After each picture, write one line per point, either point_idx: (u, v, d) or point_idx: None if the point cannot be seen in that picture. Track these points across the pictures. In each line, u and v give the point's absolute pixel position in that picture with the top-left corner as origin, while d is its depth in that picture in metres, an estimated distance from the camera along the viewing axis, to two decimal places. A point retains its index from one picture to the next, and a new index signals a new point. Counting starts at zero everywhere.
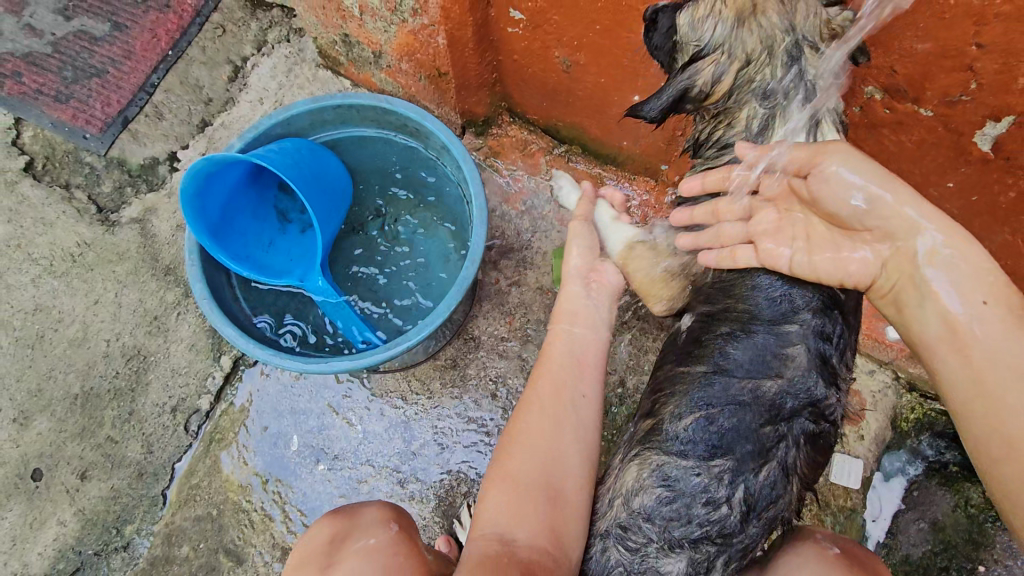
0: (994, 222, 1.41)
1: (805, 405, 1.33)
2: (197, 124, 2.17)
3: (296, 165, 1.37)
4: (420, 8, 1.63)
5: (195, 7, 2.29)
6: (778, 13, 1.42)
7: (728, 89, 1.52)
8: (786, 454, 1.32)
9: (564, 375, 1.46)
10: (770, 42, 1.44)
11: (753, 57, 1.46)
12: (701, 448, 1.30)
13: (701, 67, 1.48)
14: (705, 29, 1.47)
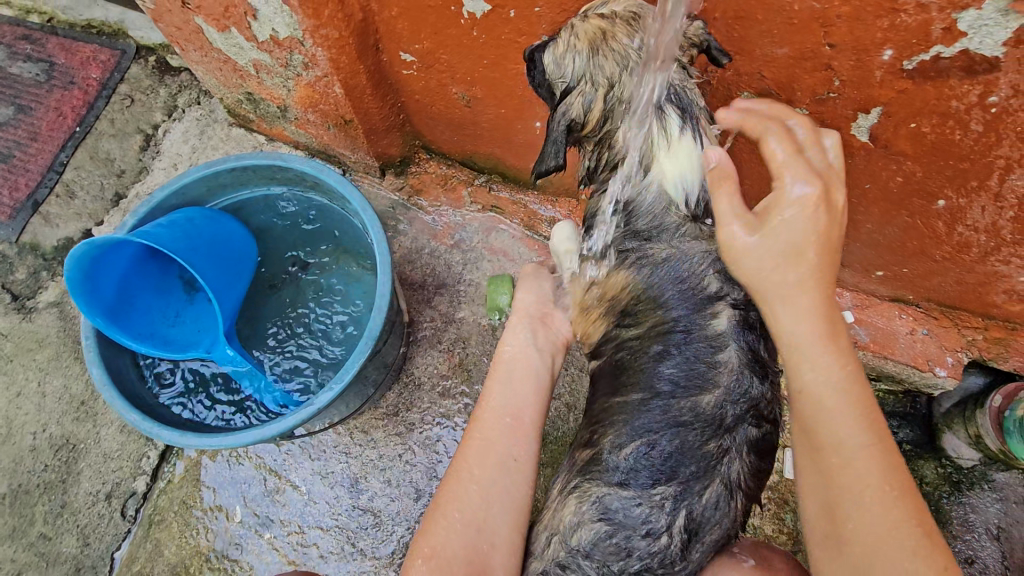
0: (891, 206, 1.45)
1: (748, 409, 1.26)
2: (111, 198, 2.13)
3: (187, 237, 1.37)
4: (311, 62, 1.60)
5: (100, 81, 2.27)
6: (628, 35, 1.27)
7: (602, 115, 1.38)
8: (730, 471, 1.24)
9: (503, 404, 1.29)
10: (625, 61, 1.29)
11: (616, 81, 1.31)
12: (643, 477, 1.24)
13: (571, 102, 1.37)
14: (567, 65, 1.34)
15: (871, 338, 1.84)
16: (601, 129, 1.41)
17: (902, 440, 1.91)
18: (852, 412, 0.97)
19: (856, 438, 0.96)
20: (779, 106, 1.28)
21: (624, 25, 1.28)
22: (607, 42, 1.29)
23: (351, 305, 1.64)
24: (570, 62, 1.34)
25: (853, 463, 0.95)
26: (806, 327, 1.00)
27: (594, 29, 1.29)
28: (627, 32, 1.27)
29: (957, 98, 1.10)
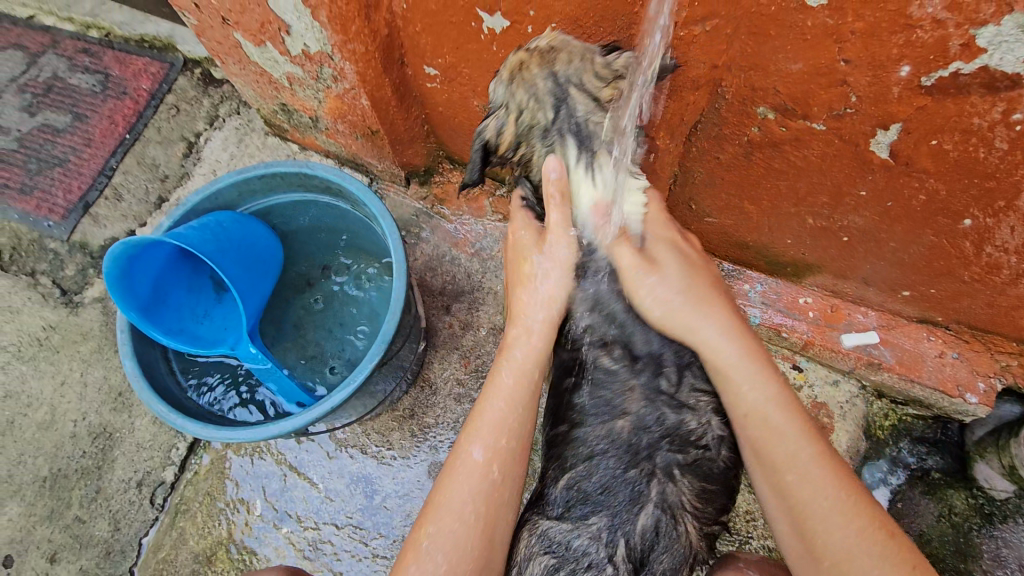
0: (915, 224, 1.41)
1: (665, 434, 1.36)
2: (155, 202, 2.26)
3: (216, 240, 1.44)
4: (339, 75, 1.67)
5: (150, 92, 2.41)
6: (541, 66, 1.31)
7: (514, 139, 1.41)
8: (660, 496, 1.33)
9: (497, 408, 1.29)
10: (535, 91, 1.33)
11: (524, 107, 1.35)
12: (579, 509, 1.35)
13: (488, 124, 1.42)
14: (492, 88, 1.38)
15: (897, 359, 1.80)
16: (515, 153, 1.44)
17: (930, 467, 1.82)
18: (810, 458, 1.17)
19: (813, 466, 1.16)
20: (795, 122, 1.28)
21: (539, 56, 1.31)
22: (516, 73, 1.33)
23: (374, 310, 1.72)
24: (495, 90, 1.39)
25: (807, 486, 1.15)
26: (759, 383, 1.22)
27: (515, 60, 1.33)
28: (540, 64, 1.31)
29: (979, 115, 1.07)
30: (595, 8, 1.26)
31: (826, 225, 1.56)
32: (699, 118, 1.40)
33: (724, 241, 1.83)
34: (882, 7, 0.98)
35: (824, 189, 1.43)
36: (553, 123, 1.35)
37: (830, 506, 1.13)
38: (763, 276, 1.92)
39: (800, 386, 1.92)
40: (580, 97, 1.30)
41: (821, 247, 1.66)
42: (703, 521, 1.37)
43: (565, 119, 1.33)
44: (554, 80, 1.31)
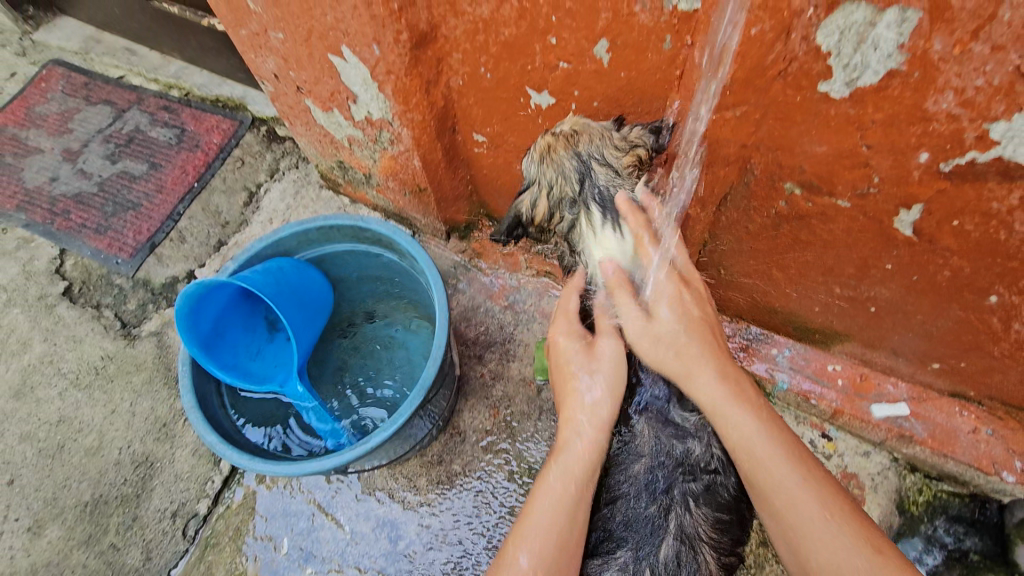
0: (940, 298, 1.46)
1: (677, 468, 1.47)
2: (214, 245, 2.43)
3: (277, 283, 1.57)
4: (396, 139, 1.84)
5: (219, 146, 2.65)
6: (566, 148, 1.55)
7: (548, 210, 1.65)
8: (681, 523, 1.41)
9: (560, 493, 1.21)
10: (563, 169, 1.57)
11: (554, 184, 1.60)
12: (608, 543, 1.44)
13: (522, 199, 1.68)
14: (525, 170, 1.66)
15: (929, 434, 1.79)
16: (549, 221, 1.68)
17: (969, 549, 1.73)
18: (764, 436, 1.16)
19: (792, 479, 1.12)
20: (820, 198, 1.36)
21: (564, 140, 1.56)
22: (546, 154, 1.59)
23: (414, 356, 1.81)
24: (529, 169, 1.65)
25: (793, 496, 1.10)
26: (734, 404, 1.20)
27: (544, 144, 1.59)
28: (565, 146, 1.55)
29: (997, 200, 1.14)
30: (634, 91, 1.40)
31: (852, 295, 1.61)
32: (728, 191, 1.49)
33: (752, 305, 1.89)
34: (899, 101, 1.08)
35: (849, 260, 1.50)
36: (581, 195, 1.58)
37: (817, 514, 1.08)
38: (791, 342, 1.96)
39: (829, 455, 1.90)
40: (603, 171, 1.53)
41: (847, 316, 1.71)
42: (720, 550, 1.44)
43: (592, 188, 1.55)
44: (578, 158, 1.55)
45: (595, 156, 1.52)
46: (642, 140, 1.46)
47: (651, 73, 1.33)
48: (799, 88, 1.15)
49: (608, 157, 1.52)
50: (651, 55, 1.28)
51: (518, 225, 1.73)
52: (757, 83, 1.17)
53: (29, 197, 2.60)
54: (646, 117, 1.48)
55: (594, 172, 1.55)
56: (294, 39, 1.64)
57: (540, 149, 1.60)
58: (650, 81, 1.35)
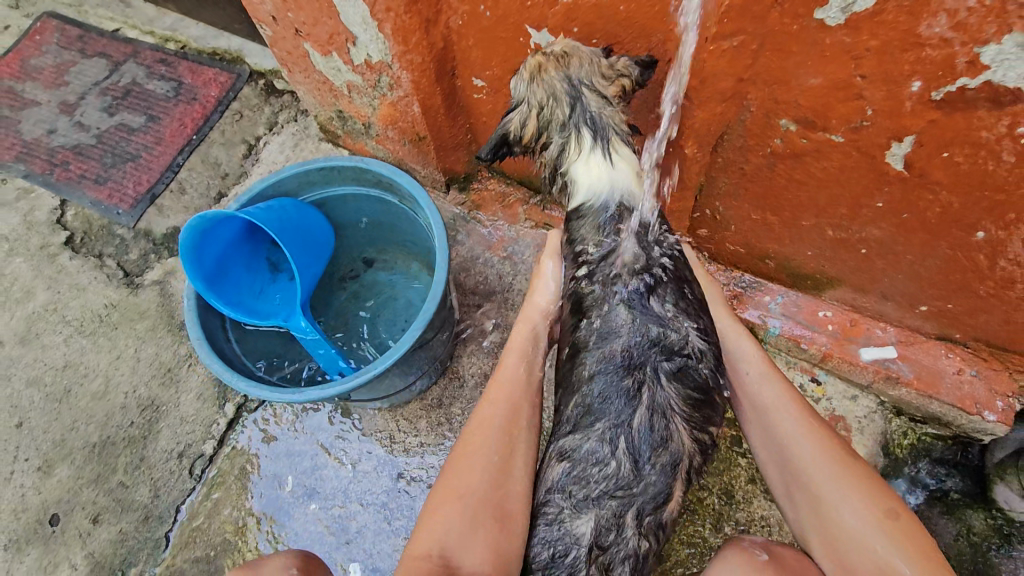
0: (930, 236, 1.49)
1: (652, 343, 1.43)
2: (214, 197, 2.45)
3: (280, 220, 1.59)
4: (396, 83, 1.84)
5: (217, 99, 2.64)
6: (557, 68, 1.57)
7: (536, 129, 1.67)
8: (655, 396, 1.39)
9: (520, 366, 1.48)
10: (553, 89, 1.59)
11: (544, 104, 1.62)
12: (585, 419, 1.42)
13: (511, 117, 1.67)
14: (515, 87, 1.65)
15: (915, 374, 1.83)
16: (535, 141, 1.69)
17: (950, 488, 1.82)
18: None
19: None
20: (814, 134, 1.38)
21: (555, 60, 1.57)
22: (539, 72, 1.59)
23: (414, 300, 1.85)
24: (517, 88, 1.65)
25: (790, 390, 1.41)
26: None
27: (534, 63, 1.59)
28: (555, 65, 1.56)
29: (987, 129, 1.16)
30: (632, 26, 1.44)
31: (844, 237, 1.64)
32: (724, 130, 1.51)
33: (746, 252, 1.92)
34: (894, 27, 1.09)
35: (842, 199, 1.52)
36: (569, 116, 1.62)
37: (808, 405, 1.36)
38: (784, 289, 2.00)
39: (818, 398, 1.97)
40: (591, 96, 1.56)
41: (839, 260, 1.74)
42: (694, 424, 1.40)
43: (580, 113, 1.60)
44: (568, 80, 1.57)
45: (583, 81, 1.54)
46: (629, 71, 1.49)
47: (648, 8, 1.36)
48: (795, 16, 1.17)
49: (596, 83, 1.54)
50: None
51: (503, 146, 1.70)
52: (754, 11, 1.18)
53: (27, 149, 2.60)
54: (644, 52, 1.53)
55: (584, 97, 1.58)
56: None
57: (532, 67, 1.59)
58: (649, 15, 1.38)
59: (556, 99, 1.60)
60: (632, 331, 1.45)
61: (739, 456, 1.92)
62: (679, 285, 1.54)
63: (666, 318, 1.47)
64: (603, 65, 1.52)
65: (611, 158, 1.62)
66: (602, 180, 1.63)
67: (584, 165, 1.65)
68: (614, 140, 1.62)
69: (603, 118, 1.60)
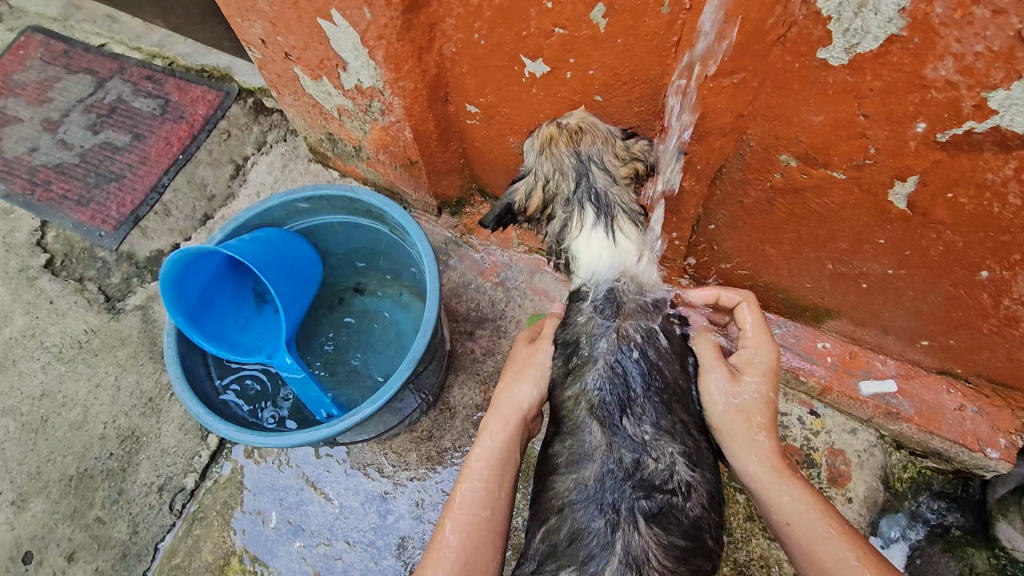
0: (932, 273, 1.46)
1: (627, 478, 1.40)
2: (200, 218, 2.39)
3: (265, 253, 1.54)
4: (387, 109, 1.80)
5: (204, 117, 2.58)
6: (568, 144, 1.66)
7: (543, 200, 1.77)
8: (627, 542, 1.33)
9: (479, 496, 1.36)
10: (562, 164, 1.69)
11: (553, 177, 1.72)
12: (555, 561, 1.38)
13: (519, 186, 1.77)
14: (528, 159, 1.76)
15: (916, 410, 1.81)
16: (541, 212, 1.79)
17: (951, 524, 1.80)
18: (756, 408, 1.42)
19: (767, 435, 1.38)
20: (816, 170, 1.35)
21: (568, 137, 1.66)
22: (549, 152, 1.69)
23: (404, 332, 1.79)
24: (529, 160, 1.76)
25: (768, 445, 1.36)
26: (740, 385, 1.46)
27: (547, 135, 1.69)
28: (567, 141, 1.66)
29: (992, 171, 1.14)
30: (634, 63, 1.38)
31: (844, 271, 1.61)
32: (724, 164, 1.48)
33: (744, 283, 1.88)
34: (898, 68, 1.07)
35: (844, 234, 1.49)
36: (575, 191, 1.72)
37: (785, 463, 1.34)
38: (782, 320, 1.96)
39: (818, 432, 1.93)
40: (599, 173, 1.68)
41: (838, 294, 1.72)
42: None
43: (586, 186, 1.70)
44: (578, 157, 1.67)
45: (593, 157, 1.65)
46: (642, 156, 1.64)
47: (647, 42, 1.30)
48: (797, 55, 1.14)
49: (606, 161, 1.67)
50: (649, 20, 1.25)
51: (509, 214, 1.79)
52: (756, 49, 1.15)
53: (8, 168, 2.53)
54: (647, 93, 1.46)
55: (591, 173, 1.70)
56: (281, 2, 1.59)
57: (544, 143, 1.69)
58: (647, 48, 1.32)
59: (565, 176, 1.70)
60: (610, 464, 1.42)
61: (738, 493, 1.87)
62: (667, 403, 1.50)
63: (648, 450, 1.43)
64: (611, 142, 1.65)
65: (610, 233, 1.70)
66: (602, 254, 1.71)
67: (583, 237, 1.73)
68: (617, 217, 1.71)
69: (609, 196, 1.70)
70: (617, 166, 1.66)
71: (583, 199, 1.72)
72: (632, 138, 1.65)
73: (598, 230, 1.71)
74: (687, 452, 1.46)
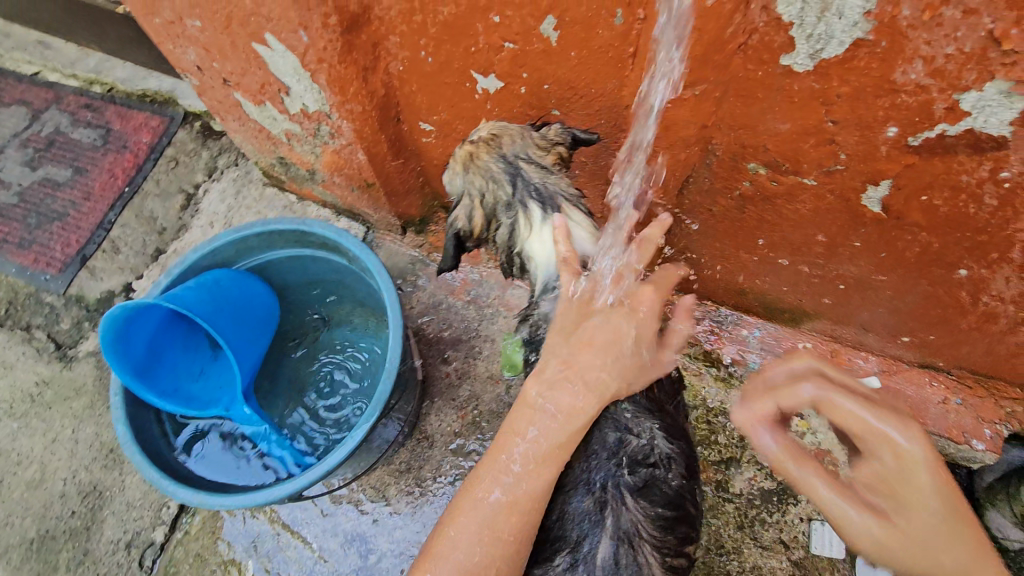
0: (910, 273, 1.42)
1: (609, 455, 1.42)
2: (151, 253, 2.26)
3: (213, 298, 1.45)
4: (337, 132, 1.70)
5: (150, 145, 2.45)
6: (489, 152, 1.48)
7: (484, 220, 1.55)
8: (617, 519, 1.36)
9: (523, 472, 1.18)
10: (490, 173, 1.49)
11: (484, 190, 1.50)
12: (546, 551, 1.37)
13: (456, 214, 1.56)
14: (451, 184, 1.55)
15: (900, 406, 1.78)
16: (487, 232, 1.57)
17: None
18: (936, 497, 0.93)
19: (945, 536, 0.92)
20: (786, 177, 1.30)
21: (485, 145, 1.49)
22: (470, 160, 1.50)
23: (373, 365, 1.70)
24: (452, 183, 1.55)
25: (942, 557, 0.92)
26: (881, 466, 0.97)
27: (464, 152, 1.50)
28: (487, 150, 1.49)
29: (967, 173, 1.09)
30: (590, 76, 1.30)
31: (820, 274, 1.57)
32: (692, 174, 1.42)
33: (721, 287, 1.83)
34: (865, 73, 1.01)
35: (818, 239, 1.44)
36: (513, 197, 1.49)
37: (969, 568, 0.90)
38: (760, 322, 1.92)
39: (803, 433, 1.92)
40: (530, 169, 1.48)
41: (816, 295, 1.67)
42: (663, 550, 1.36)
43: (523, 188, 1.48)
44: (504, 159, 1.48)
45: (516, 158, 1.47)
46: (562, 138, 1.45)
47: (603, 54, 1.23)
48: (759, 62, 1.07)
49: (532, 155, 1.48)
50: (602, 32, 1.17)
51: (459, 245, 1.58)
52: (715, 59, 1.08)
53: None
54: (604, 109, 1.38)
55: (523, 172, 1.49)
56: (211, 27, 1.48)
57: (462, 159, 1.49)
58: (604, 59, 1.24)
59: (495, 182, 1.49)
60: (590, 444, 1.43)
61: (727, 502, 1.84)
62: None
63: (628, 426, 1.44)
64: (526, 138, 1.48)
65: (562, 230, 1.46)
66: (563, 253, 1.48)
67: (533, 244, 1.53)
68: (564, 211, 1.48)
69: (547, 190, 1.49)
70: (546, 157, 1.47)
71: (524, 205, 1.49)
72: (544, 125, 1.49)
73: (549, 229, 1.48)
74: (665, 423, 1.48)
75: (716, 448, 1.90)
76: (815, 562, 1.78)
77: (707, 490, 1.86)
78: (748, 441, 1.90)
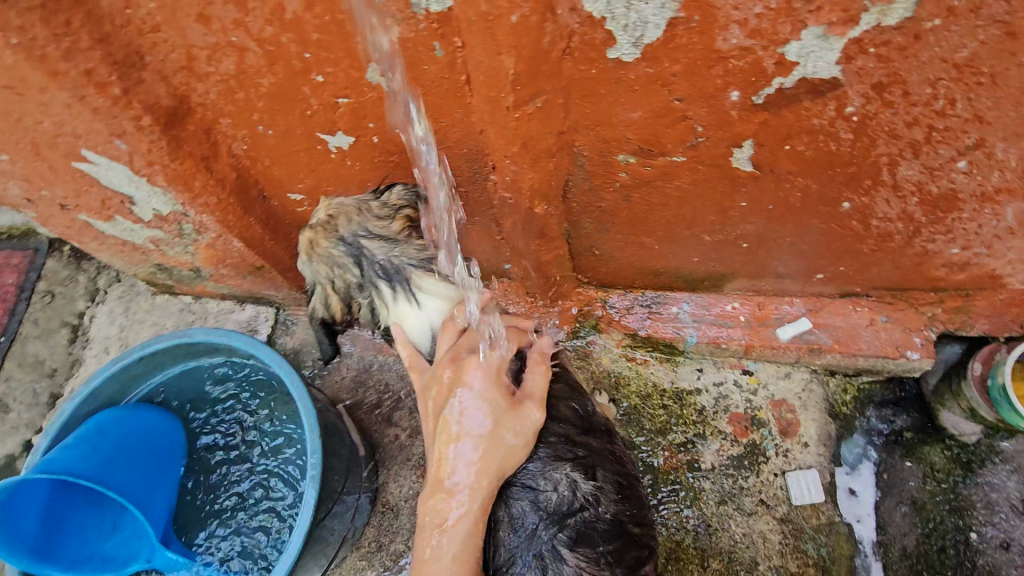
0: (801, 218, 1.44)
1: (537, 519, 1.37)
2: (47, 401, 2.06)
3: (94, 450, 1.37)
4: (202, 227, 1.58)
5: (17, 286, 2.24)
6: (328, 237, 1.48)
7: (343, 302, 1.58)
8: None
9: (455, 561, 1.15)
10: (334, 259, 1.51)
11: (334, 275, 1.53)
12: None
13: (313, 302, 1.60)
14: (305, 272, 1.57)
15: (833, 339, 1.82)
16: (349, 313, 1.60)
17: (902, 428, 1.88)
18: None
19: None
20: (657, 160, 1.28)
21: (322, 229, 1.49)
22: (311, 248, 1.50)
23: (295, 454, 1.57)
24: (305, 272, 1.57)
25: None
26: None
27: (305, 241, 1.51)
28: (325, 234, 1.49)
29: (816, 116, 1.10)
30: (439, 122, 1.23)
31: (723, 238, 1.57)
32: (568, 178, 1.38)
33: (638, 274, 1.81)
34: (691, 48, 0.99)
35: (709, 207, 1.44)
36: (362, 277, 1.52)
37: None
38: (687, 295, 1.91)
39: (756, 390, 1.91)
40: (372, 245, 1.49)
41: (726, 257, 1.68)
42: None
43: (369, 267, 1.51)
44: (344, 241, 1.50)
45: (353, 237, 1.48)
46: (404, 201, 1.48)
47: (437, 98, 1.16)
48: (589, 61, 1.04)
49: (373, 228, 1.50)
50: (428, 67, 1.09)
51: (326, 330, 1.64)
52: (546, 68, 1.05)
53: None
54: (470, 156, 1.33)
55: (366, 249, 1.50)
56: (24, 157, 1.34)
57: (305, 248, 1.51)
58: (441, 91, 1.16)
59: (341, 265, 1.51)
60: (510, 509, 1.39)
61: (702, 480, 1.83)
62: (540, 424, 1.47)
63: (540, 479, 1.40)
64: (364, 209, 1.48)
65: (416, 296, 1.51)
66: (420, 322, 1.53)
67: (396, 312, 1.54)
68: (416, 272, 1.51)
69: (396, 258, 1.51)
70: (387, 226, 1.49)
71: (374, 283, 1.52)
72: (386, 189, 1.51)
73: (403, 301, 1.52)
74: (577, 464, 1.43)
75: (679, 430, 1.88)
76: (799, 512, 1.79)
77: (680, 474, 1.84)
78: (706, 415, 1.89)
